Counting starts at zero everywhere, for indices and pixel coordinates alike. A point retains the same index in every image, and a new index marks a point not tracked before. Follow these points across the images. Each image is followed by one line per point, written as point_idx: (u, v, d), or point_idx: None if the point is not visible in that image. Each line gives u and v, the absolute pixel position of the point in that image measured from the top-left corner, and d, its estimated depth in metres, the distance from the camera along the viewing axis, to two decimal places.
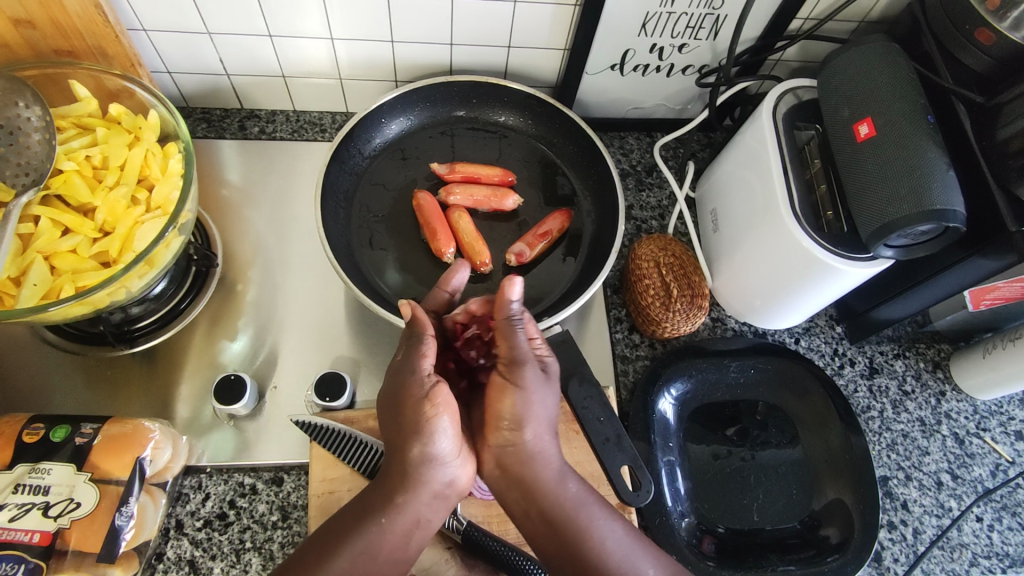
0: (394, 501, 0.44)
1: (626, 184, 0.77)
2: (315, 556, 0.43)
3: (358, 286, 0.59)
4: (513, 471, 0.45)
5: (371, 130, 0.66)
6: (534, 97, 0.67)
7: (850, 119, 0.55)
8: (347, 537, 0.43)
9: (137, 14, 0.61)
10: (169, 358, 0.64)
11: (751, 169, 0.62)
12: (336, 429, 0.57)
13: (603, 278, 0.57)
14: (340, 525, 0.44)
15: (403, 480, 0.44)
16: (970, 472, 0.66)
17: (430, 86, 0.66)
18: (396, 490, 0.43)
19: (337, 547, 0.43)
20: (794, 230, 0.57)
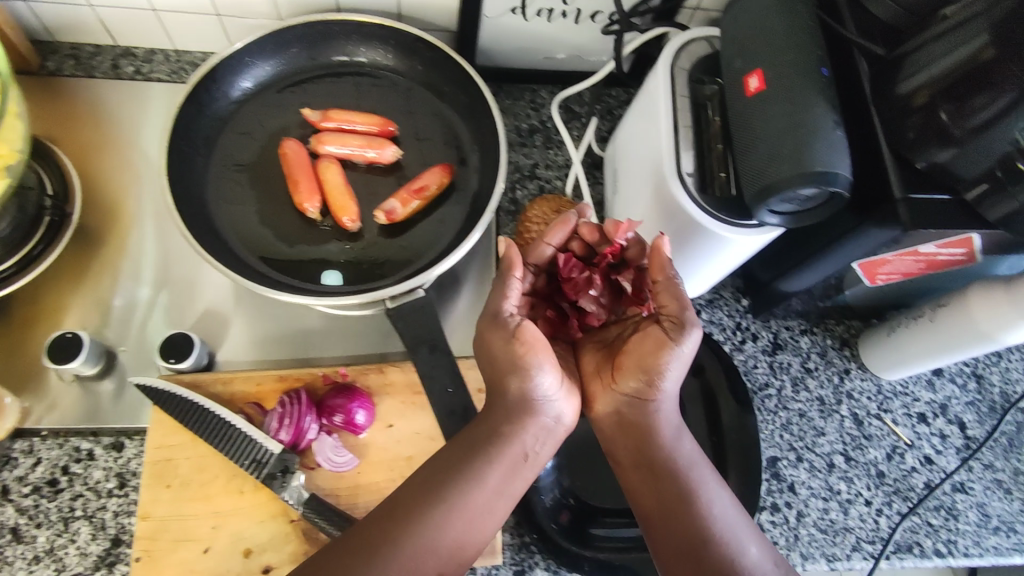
0: (501, 432, 0.46)
1: (533, 141, 0.71)
2: (433, 483, 0.44)
3: (207, 242, 0.54)
4: (633, 422, 0.49)
5: (237, 73, 0.61)
6: (420, 40, 0.62)
7: (743, 71, 0.50)
8: (455, 466, 0.45)
9: None
10: (15, 312, 0.59)
11: (646, 126, 0.57)
12: (175, 393, 0.53)
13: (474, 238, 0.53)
14: (421, 485, 0.44)
15: (484, 434, 0.45)
16: (865, 454, 0.63)
17: (306, 24, 0.60)
18: (504, 421, 0.46)
19: (451, 480, 0.44)
20: (676, 193, 0.52)
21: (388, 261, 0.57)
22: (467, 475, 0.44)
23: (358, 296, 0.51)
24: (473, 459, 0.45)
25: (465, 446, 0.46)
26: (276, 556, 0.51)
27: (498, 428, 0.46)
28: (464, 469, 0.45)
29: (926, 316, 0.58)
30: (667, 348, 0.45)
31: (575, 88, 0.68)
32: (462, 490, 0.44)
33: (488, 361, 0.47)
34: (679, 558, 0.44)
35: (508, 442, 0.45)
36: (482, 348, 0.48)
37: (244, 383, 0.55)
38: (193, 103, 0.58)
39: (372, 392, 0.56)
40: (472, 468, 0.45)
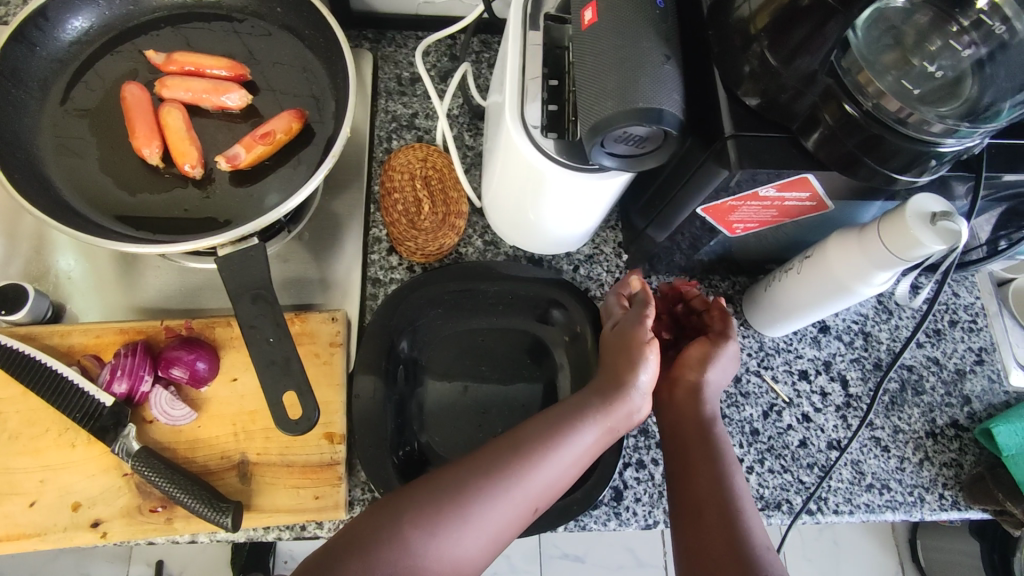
0: (613, 395, 0.50)
1: (414, 90, 0.69)
2: (514, 443, 0.46)
3: (34, 189, 0.52)
4: (688, 411, 0.54)
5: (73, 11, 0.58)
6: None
7: (580, 3, 0.47)
8: (559, 425, 0.47)
9: None
10: None
11: (501, 67, 0.55)
12: (5, 343, 0.52)
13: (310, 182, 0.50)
14: (472, 461, 0.45)
15: (590, 411, 0.49)
16: (740, 412, 0.61)
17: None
18: (614, 386, 0.50)
19: (553, 436, 0.47)
20: (516, 138, 0.49)
21: (234, 210, 0.55)
22: (562, 451, 0.46)
23: (187, 243, 0.49)
24: (534, 440, 0.46)
25: (528, 428, 0.47)
26: (105, 510, 0.49)
27: (574, 415, 0.48)
28: (547, 446, 0.46)
29: (795, 268, 0.55)
30: (717, 354, 0.56)
31: (443, 33, 0.64)
32: (533, 458, 0.45)
33: (606, 353, 0.54)
34: (695, 539, 0.46)
35: (596, 423, 0.48)
36: (618, 350, 0.53)
37: (81, 336, 0.53)
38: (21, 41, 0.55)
39: (217, 345, 0.54)
40: (526, 449, 0.45)
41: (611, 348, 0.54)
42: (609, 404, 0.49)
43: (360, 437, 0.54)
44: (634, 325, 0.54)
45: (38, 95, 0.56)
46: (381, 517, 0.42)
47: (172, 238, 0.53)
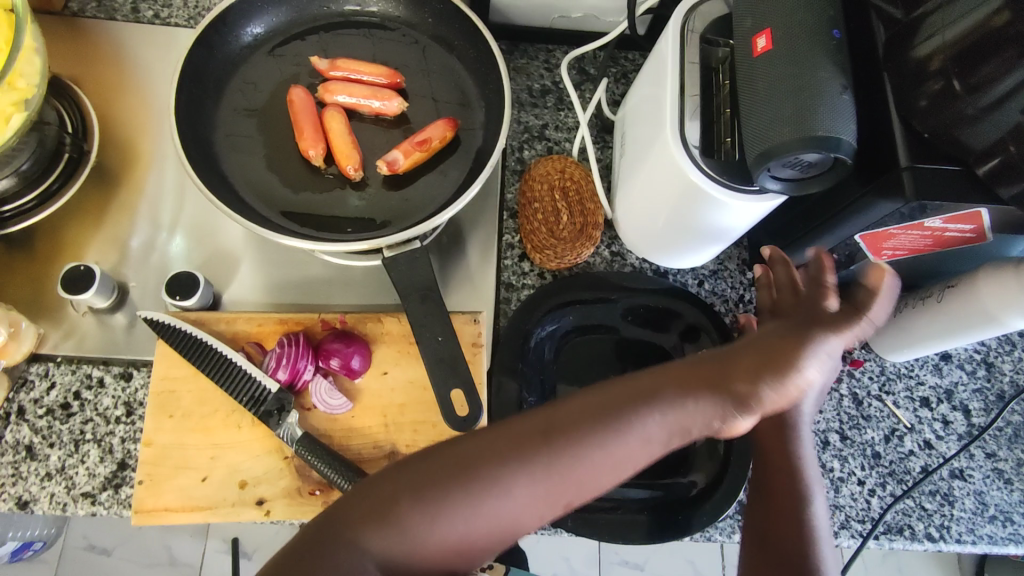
0: (733, 386, 0.37)
1: (544, 101, 0.71)
2: (558, 451, 0.36)
3: (214, 185, 0.56)
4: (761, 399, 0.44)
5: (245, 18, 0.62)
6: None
7: (750, 31, 0.49)
8: (609, 417, 0.37)
9: None
10: (33, 245, 0.62)
11: (653, 87, 0.56)
12: (179, 326, 0.55)
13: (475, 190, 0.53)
14: (495, 448, 0.37)
15: (752, 402, 0.37)
16: (862, 434, 0.62)
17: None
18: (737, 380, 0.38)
19: (584, 441, 0.36)
20: (677, 157, 0.51)
21: (393, 213, 0.58)
22: (613, 444, 0.36)
23: (359, 243, 0.52)
24: (603, 428, 0.37)
25: (628, 391, 0.38)
26: (269, 489, 0.53)
27: (692, 396, 0.37)
28: (604, 431, 0.36)
29: (934, 297, 0.56)
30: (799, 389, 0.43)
31: (586, 48, 0.66)
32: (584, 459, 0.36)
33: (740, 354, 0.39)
34: (774, 526, 0.43)
35: (669, 412, 0.37)
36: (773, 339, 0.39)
37: (246, 323, 0.57)
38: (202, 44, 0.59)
39: (369, 339, 0.57)
40: (585, 438, 0.36)
41: (687, 372, 0.38)
42: (689, 395, 0.37)
43: None
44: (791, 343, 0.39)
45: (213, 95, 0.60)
46: (409, 486, 0.37)
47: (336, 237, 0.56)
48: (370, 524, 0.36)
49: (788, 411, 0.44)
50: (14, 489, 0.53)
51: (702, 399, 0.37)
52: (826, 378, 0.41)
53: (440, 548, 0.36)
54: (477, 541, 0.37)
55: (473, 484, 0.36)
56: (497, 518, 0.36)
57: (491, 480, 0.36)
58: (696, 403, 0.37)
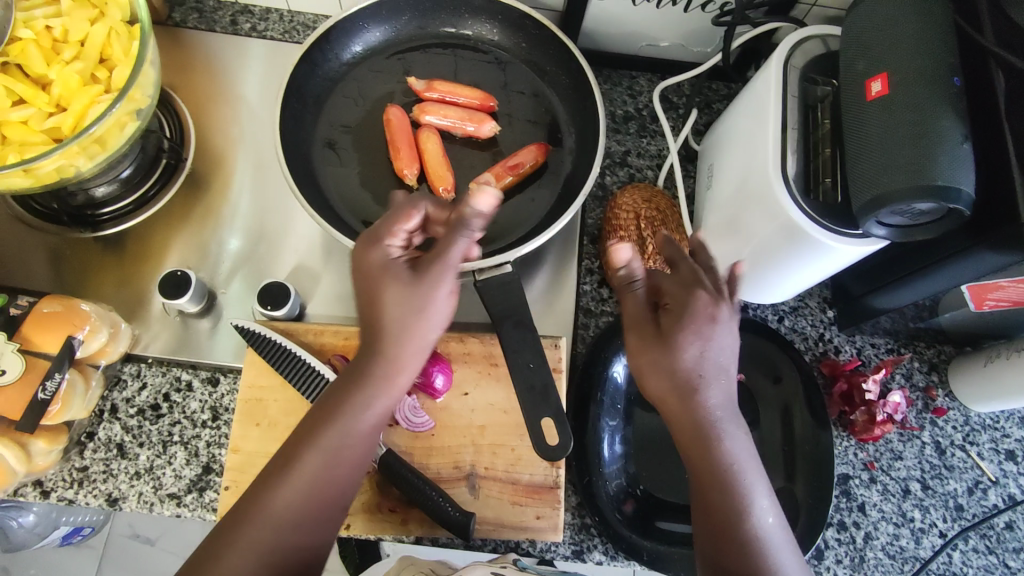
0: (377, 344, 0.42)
1: (626, 128, 0.71)
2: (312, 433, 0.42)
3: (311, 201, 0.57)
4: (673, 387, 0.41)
5: (347, 37, 0.64)
6: (529, 16, 0.63)
7: (864, 74, 0.48)
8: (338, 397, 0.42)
9: None
10: (128, 246, 0.64)
11: (750, 123, 0.56)
12: (268, 336, 0.56)
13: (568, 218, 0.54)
14: (301, 443, 0.42)
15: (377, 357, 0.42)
16: (944, 485, 0.61)
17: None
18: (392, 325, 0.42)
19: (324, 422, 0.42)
20: (780, 196, 0.51)
21: (481, 235, 0.59)
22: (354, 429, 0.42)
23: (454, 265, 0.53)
24: (374, 355, 0.43)
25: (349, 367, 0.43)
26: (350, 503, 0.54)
27: (398, 310, 0.42)
28: (343, 419, 0.42)
29: None
30: (675, 349, 0.40)
31: (677, 79, 0.67)
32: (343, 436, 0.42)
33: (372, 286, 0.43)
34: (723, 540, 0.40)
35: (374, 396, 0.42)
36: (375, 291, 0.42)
37: (332, 336, 0.58)
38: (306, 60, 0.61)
39: (451, 358, 0.58)
40: (368, 383, 0.42)
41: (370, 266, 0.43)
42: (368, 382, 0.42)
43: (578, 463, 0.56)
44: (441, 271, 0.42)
45: (310, 111, 0.61)
46: (282, 449, 0.43)
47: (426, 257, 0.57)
48: (246, 509, 0.41)
49: (660, 360, 0.40)
50: (104, 485, 0.55)
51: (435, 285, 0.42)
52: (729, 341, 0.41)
53: (326, 494, 0.42)
54: (314, 508, 0.42)
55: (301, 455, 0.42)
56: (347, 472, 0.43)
57: (328, 449, 0.42)
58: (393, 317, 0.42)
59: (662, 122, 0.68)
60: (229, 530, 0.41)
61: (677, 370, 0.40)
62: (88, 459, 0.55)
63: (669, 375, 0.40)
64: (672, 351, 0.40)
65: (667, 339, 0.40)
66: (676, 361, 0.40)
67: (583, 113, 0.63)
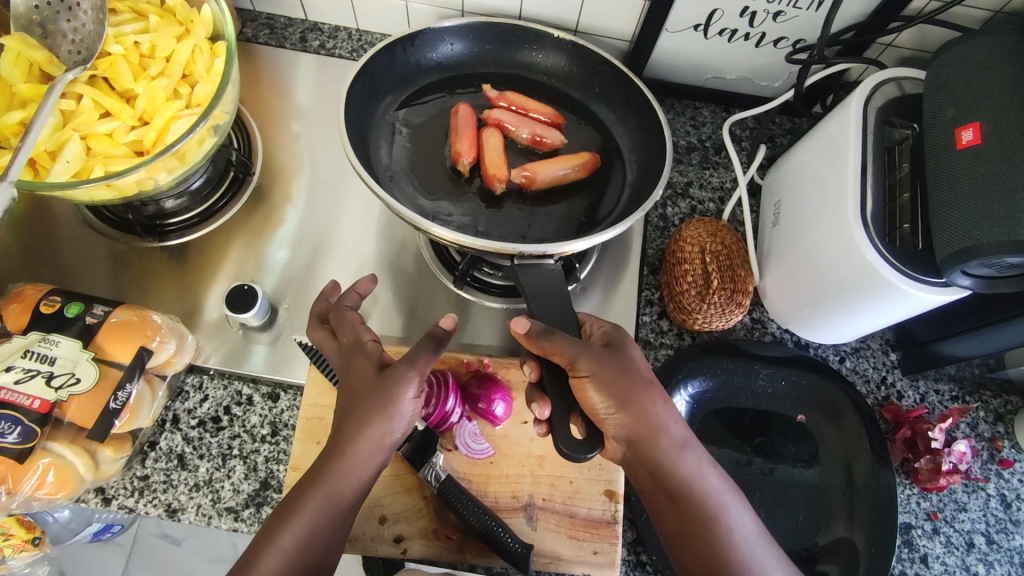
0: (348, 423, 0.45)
1: (689, 159, 0.71)
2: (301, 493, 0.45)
3: None
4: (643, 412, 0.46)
5: (425, 47, 0.65)
6: (606, 63, 0.64)
7: (955, 121, 0.48)
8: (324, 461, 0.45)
9: None
10: (192, 257, 0.64)
11: (826, 162, 0.56)
12: None
13: None
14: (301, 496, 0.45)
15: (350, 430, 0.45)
16: (1010, 540, 0.59)
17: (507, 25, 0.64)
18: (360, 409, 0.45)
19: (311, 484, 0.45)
20: (860, 240, 0.50)
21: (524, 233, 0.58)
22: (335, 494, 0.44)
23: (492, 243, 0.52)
24: (339, 454, 0.45)
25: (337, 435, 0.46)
26: (407, 528, 0.53)
27: (366, 413, 0.45)
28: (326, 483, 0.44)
29: None
30: (632, 364, 0.47)
31: (750, 113, 0.67)
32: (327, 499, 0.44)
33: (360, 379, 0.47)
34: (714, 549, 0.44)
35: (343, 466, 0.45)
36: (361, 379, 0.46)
37: None
38: (386, 53, 0.62)
39: (511, 385, 0.58)
40: (337, 451, 0.45)
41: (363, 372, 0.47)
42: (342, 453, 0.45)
43: (636, 499, 0.56)
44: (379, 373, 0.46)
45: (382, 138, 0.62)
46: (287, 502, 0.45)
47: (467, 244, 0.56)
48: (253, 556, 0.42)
49: (619, 373, 0.46)
50: (164, 496, 0.55)
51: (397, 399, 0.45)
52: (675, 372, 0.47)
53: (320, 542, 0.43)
54: (320, 536, 0.44)
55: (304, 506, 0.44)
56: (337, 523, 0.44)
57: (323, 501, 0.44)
58: (377, 409, 0.45)
59: (731, 156, 0.68)
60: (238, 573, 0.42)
61: (637, 375, 0.47)
62: (149, 469, 0.56)
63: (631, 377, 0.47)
64: (630, 362, 0.47)
65: (617, 353, 0.47)
66: (611, 359, 0.47)
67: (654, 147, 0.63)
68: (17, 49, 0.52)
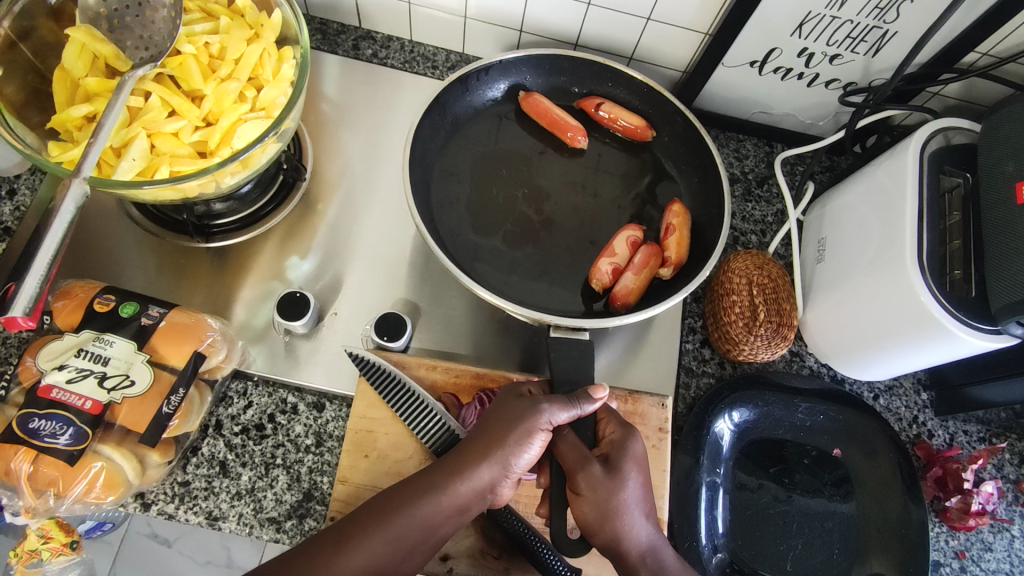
0: (472, 454, 0.47)
1: (732, 190, 0.72)
2: (387, 506, 0.46)
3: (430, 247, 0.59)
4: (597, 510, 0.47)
5: (494, 79, 0.67)
6: (682, 113, 0.66)
7: (1015, 175, 0.50)
8: (423, 486, 0.46)
9: None
10: (239, 258, 0.64)
11: (880, 206, 0.57)
12: (383, 367, 0.57)
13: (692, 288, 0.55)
14: (376, 508, 0.46)
15: (471, 462, 0.47)
16: None
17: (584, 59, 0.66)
18: (487, 444, 0.47)
19: (403, 502, 0.46)
20: (916, 282, 0.51)
21: (568, 294, 0.60)
22: (422, 511, 0.45)
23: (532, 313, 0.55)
24: (440, 477, 0.47)
25: (448, 463, 0.47)
26: (453, 546, 0.53)
27: (484, 447, 0.47)
28: (416, 499, 0.46)
29: None
30: (622, 488, 0.47)
31: (799, 150, 0.70)
32: (413, 513, 0.45)
33: (494, 419, 0.49)
34: None
35: (443, 494, 0.46)
36: (496, 421, 0.48)
37: (444, 373, 0.58)
38: (458, 84, 0.64)
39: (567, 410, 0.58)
40: (439, 478, 0.46)
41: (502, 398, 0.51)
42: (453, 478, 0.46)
43: (679, 525, 0.57)
44: (518, 417, 0.48)
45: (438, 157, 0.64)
46: (382, 499, 0.46)
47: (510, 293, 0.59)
48: (335, 545, 0.44)
49: (603, 498, 0.47)
50: (205, 503, 0.54)
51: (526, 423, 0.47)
52: (635, 481, 0.48)
53: (408, 540, 0.45)
54: (386, 559, 0.44)
55: (405, 506, 0.45)
56: (430, 527, 0.45)
57: (406, 522, 0.45)
58: (508, 431, 0.47)
59: (778, 189, 0.70)
60: (315, 562, 0.43)
61: (619, 504, 0.47)
62: (190, 475, 0.55)
63: (604, 495, 0.47)
64: (618, 488, 0.47)
65: (610, 473, 0.48)
66: (601, 476, 0.47)
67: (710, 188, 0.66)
68: (83, 42, 0.52)
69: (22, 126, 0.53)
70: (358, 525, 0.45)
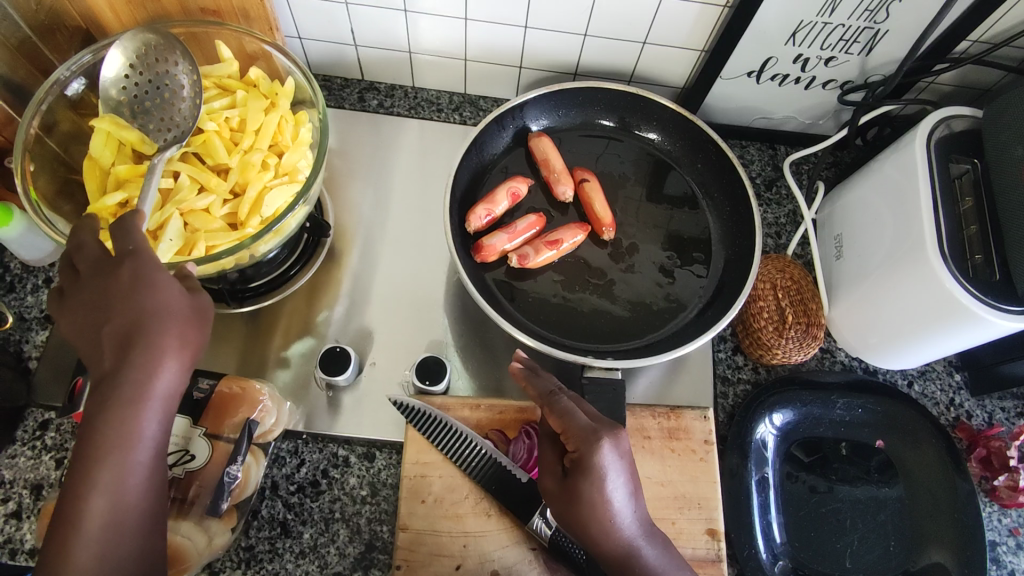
0: (110, 377, 0.37)
1: None
2: (104, 465, 0.36)
3: None
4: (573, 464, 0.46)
5: (530, 116, 0.69)
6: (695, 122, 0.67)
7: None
8: (100, 426, 0.36)
9: (297, 25, 0.68)
10: (274, 318, 0.65)
11: (894, 199, 0.58)
12: (427, 412, 0.58)
13: (730, 316, 0.56)
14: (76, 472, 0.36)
15: (130, 379, 0.37)
16: None
17: (615, 91, 0.68)
18: (104, 359, 0.38)
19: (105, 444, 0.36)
20: (940, 271, 0.52)
21: (599, 321, 0.61)
22: (122, 455, 0.37)
23: (566, 354, 0.55)
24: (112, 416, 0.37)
25: (118, 401, 0.37)
26: None
27: (140, 352, 0.38)
28: (115, 437, 0.36)
29: None
30: (597, 451, 0.45)
31: (806, 151, 0.71)
32: (123, 459, 0.36)
33: (102, 321, 0.39)
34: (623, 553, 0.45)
35: (136, 431, 0.37)
36: (109, 304, 0.39)
37: (489, 411, 0.59)
38: (496, 123, 0.66)
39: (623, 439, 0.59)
40: (113, 417, 0.36)
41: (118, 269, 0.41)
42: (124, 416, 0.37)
43: (736, 533, 0.57)
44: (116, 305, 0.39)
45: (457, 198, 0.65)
46: (116, 437, 0.36)
47: (542, 332, 0.60)
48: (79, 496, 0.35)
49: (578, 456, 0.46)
50: (271, 565, 0.55)
51: (142, 309, 0.39)
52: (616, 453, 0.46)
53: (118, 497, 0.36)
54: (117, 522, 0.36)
55: (105, 448, 0.36)
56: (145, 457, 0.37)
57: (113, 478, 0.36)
58: (113, 328, 0.38)
59: (788, 192, 0.71)
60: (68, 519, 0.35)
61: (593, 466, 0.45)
62: (254, 538, 0.55)
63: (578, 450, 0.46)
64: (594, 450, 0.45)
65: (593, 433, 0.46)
66: (587, 423, 0.47)
67: (724, 197, 0.67)
68: (109, 131, 0.54)
69: (56, 216, 0.54)
70: (73, 453, 0.36)
